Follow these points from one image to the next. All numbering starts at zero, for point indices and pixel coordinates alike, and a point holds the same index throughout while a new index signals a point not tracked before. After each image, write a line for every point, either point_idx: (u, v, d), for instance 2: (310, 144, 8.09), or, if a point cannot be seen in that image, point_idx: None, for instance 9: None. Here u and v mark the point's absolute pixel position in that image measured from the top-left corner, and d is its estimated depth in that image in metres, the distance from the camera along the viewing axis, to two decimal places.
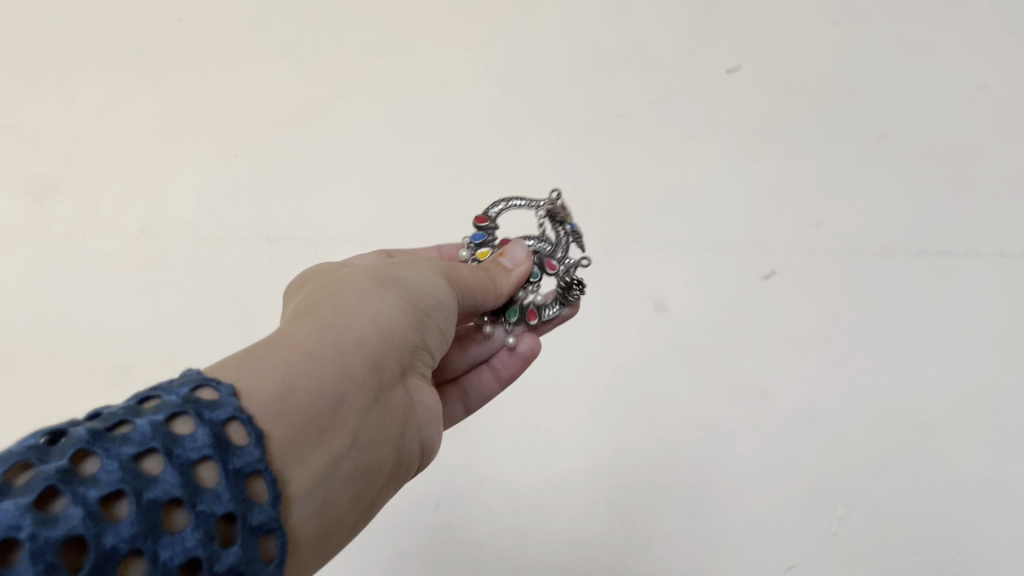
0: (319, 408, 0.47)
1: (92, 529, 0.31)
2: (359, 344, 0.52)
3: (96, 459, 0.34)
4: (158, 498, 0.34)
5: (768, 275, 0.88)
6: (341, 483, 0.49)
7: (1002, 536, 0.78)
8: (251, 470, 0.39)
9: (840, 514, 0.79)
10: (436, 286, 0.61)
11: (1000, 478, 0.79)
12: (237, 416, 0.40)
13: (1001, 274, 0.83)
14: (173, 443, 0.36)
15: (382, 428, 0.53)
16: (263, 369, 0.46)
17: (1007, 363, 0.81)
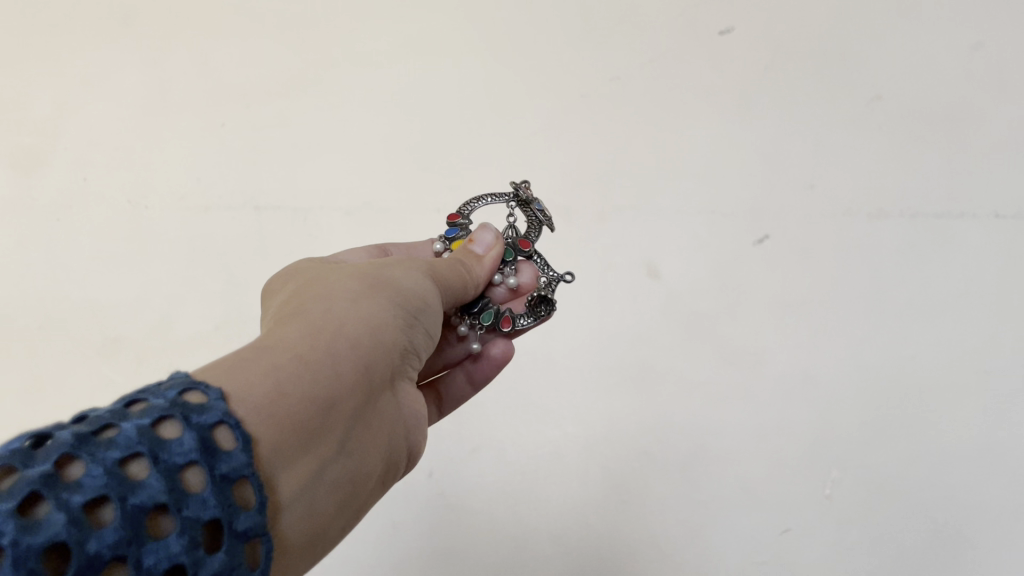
0: (309, 412, 0.46)
1: (74, 536, 0.31)
2: (351, 347, 0.51)
3: (79, 463, 0.34)
4: (142, 503, 0.34)
5: (761, 240, 0.87)
6: (328, 491, 0.48)
7: (997, 499, 0.77)
8: (238, 475, 0.39)
9: (833, 479, 0.79)
10: (422, 290, 0.61)
11: (997, 441, 0.77)
12: (225, 420, 0.40)
13: (995, 236, 0.82)
14: (158, 447, 0.36)
15: (370, 434, 0.53)
16: (253, 372, 0.45)
17: (1001, 326, 0.80)
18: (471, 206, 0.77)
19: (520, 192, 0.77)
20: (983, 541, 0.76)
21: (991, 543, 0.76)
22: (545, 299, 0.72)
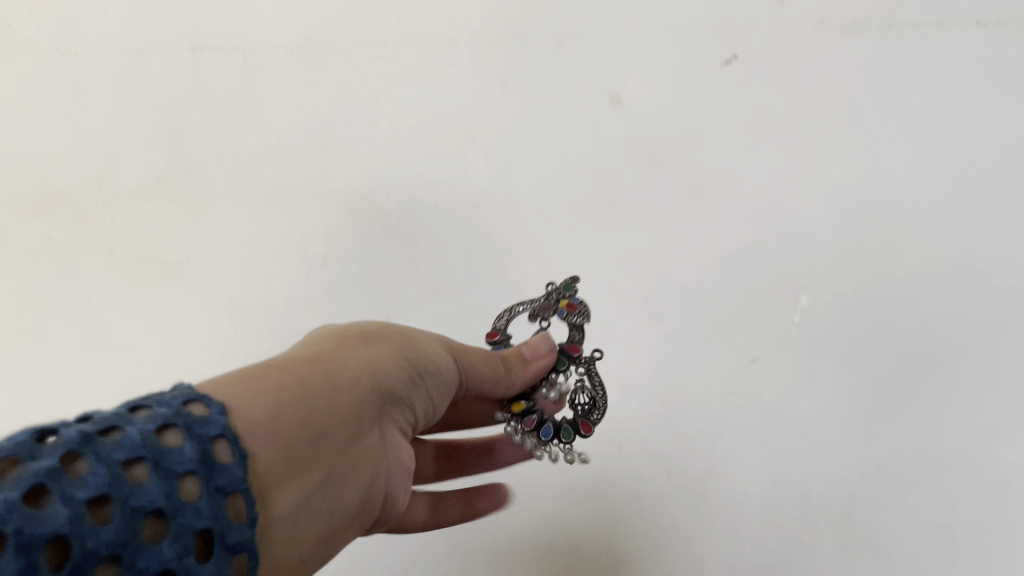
0: (304, 438, 0.47)
1: (79, 533, 0.32)
2: (352, 380, 0.53)
3: (82, 463, 0.34)
4: (143, 504, 0.35)
5: (728, 59, 0.81)
6: (306, 530, 0.47)
7: (971, 316, 0.73)
8: (230, 489, 0.39)
9: (802, 304, 0.76)
10: (439, 354, 0.60)
11: (974, 261, 0.74)
12: (224, 434, 0.41)
13: (978, 44, 0.77)
14: (159, 453, 0.37)
15: (356, 465, 0.52)
16: (255, 392, 0.46)
17: (982, 142, 0.75)
18: (505, 318, 0.70)
19: (551, 298, 0.70)
20: (960, 364, 0.73)
21: (968, 367, 0.73)
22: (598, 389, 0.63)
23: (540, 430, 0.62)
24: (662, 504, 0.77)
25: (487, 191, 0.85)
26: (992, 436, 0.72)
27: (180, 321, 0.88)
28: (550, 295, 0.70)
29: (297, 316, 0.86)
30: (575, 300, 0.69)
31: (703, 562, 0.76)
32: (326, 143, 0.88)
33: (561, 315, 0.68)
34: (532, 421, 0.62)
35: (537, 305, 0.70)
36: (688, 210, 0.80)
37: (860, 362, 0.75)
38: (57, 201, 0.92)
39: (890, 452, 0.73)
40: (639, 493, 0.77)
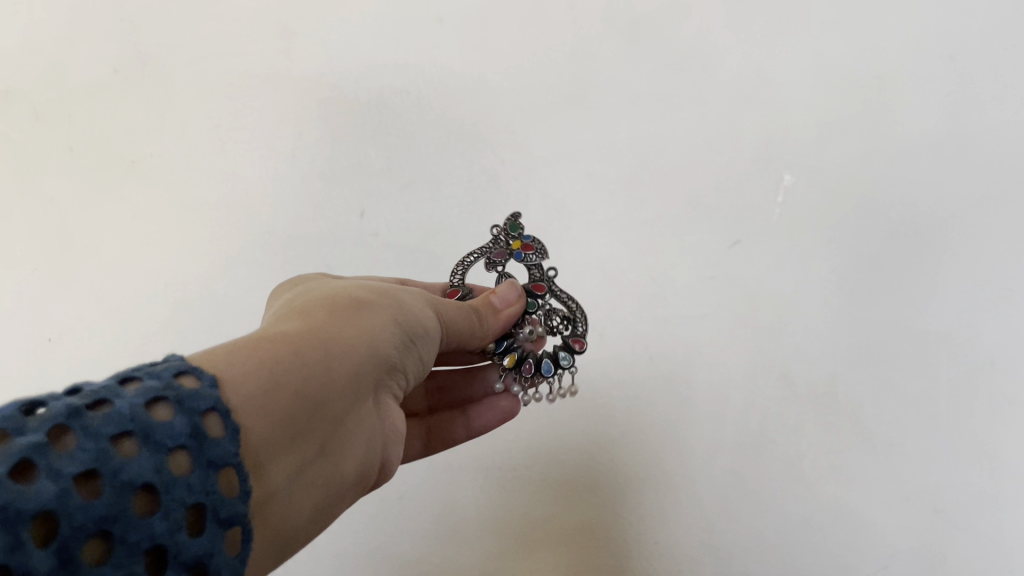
0: (301, 411, 0.43)
1: (67, 512, 0.28)
2: (347, 347, 0.49)
3: (65, 436, 0.31)
4: (135, 478, 0.31)
5: None
6: (298, 507, 0.44)
7: (958, 191, 0.71)
8: (223, 463, 0.36)
9: (786, 183, 0.74)
10: (428, 317, 0.56)
11: (959, 132, 0.71)
12: (217, 408, 0.37)
13: None
14: (150, 426, 0.33)
15: (349, 432, 0.49)
16: (245, 362, 0.42)
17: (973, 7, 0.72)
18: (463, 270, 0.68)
19: (498, 240, 0.70)
20: (942, 240, 0.71)
21: (948, 239, 0.71)
22: (578, 311, 0.67)
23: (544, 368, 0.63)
24: (641, 384, 0.77)
25: (459, 76, 0.82)
26: (975, 312, 0.70)
27: (148, 219, 0.86)
28: (498, 239, 0.70)
29: (268, 213, 0.83)
30: (526, 239, 0.69)
31: (683, 446, 0.76)
32: (288, 30, 0.84)
33: (518, 257, 0.69)
34: (533, 366, 0.63)
35: (490, 252, 0.69)
36: (670, 88, 0.77)
37: (843, 239, 0.73)
38: (10, 96, 0.87)
39: (875, 329, 0.71)
40: (619, 379, 0.78)
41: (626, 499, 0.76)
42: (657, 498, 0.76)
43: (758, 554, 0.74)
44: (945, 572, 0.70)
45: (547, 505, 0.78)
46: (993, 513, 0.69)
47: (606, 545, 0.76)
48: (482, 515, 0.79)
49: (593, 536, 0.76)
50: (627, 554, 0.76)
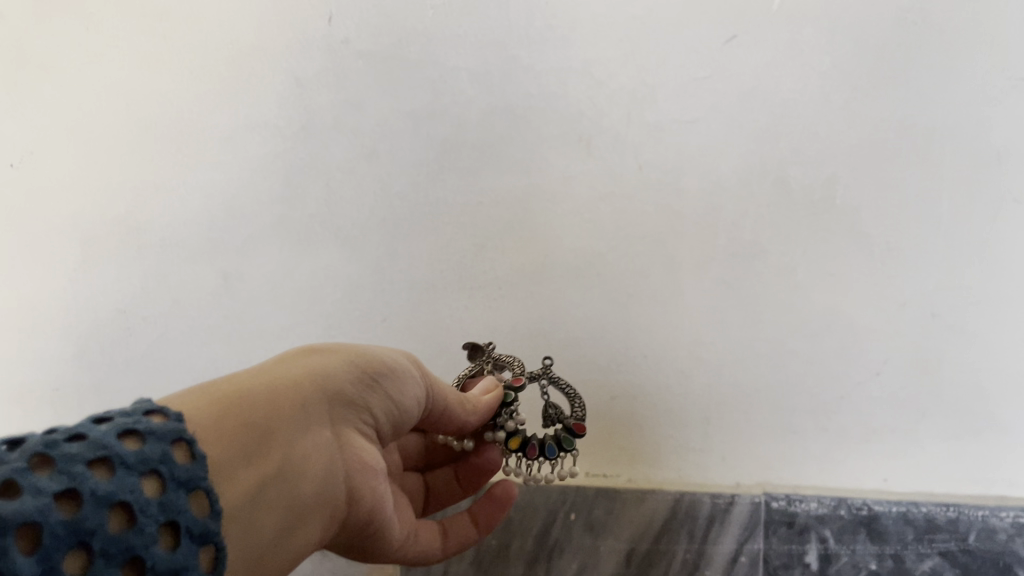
0: (252, 434, 0.46)
1: (49, 523, 0.33)
2: (301, 382, 0.52)
3: (47, 464, 0.35)
4: (111, 495, 0.36)
5: None
6: (262, 528, 0.46)
7: None
8: (193, 485, 0.40)
9: None
10: (394, 360, 0.58)
11: None
12: (183, 438, 0.41)
13: None
14: (124, 452, 0.37)
15: (313, 458, 0.50)
16: (201, 396, 0.46)
17: None
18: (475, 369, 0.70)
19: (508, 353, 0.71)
20: (953, 27, 0.67)
21: (957, 27, 0.67)
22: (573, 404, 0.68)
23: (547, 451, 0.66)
24: (630, 194, 0.73)
25: None
26: (979, 108, 0.67)
27: (102, 31, 0.80)
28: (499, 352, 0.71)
29: (230, 22, 0.78)
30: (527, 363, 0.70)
31: (672, 258, 0.73)
32: None
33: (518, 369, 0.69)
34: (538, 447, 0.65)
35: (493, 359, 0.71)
36: None
37: (844, 34, 0.68)
38: None
39: (876, 128, 0.69)
40: (609, 192, 0.74)
41: (615, 315, 0.75)
42: (648, 310, 0.74)
43: (751, 364, 0.73)
44: (941, 378, 0.70)
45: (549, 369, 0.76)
46: (989, 315, 0.69)
47: (591, 361, 0.75)
48: (466, 333, 0.78)
49: (580, 351, 0.76)
50: (615, 369, 0.75)
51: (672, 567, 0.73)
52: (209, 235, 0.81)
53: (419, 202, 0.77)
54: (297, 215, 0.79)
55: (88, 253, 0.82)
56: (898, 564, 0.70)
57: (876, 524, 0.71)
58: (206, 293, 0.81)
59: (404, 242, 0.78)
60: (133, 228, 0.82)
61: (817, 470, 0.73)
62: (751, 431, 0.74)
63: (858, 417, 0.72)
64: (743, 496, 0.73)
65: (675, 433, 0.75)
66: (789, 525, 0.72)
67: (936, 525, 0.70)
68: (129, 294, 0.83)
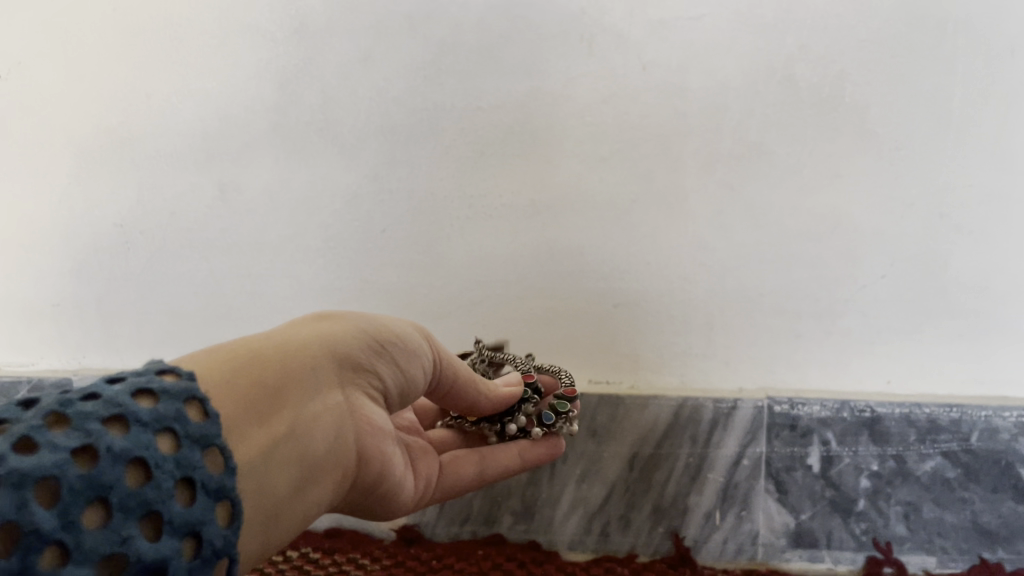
0: (264, 396, 0.45)
1: (67, 478, 0.31)
2: (310, 347, 0.49)
3: (62, 423, 0.34)
4: (128, 449, 0.34)
5: None
6: (275, 490, 0.44)
7: None
8: (208, 442, 0.38)
9: None
10: (403, 329, 0.56)
11: None
12: (196, 397, 0.39)
13: None
14: (137, 410, 0.36)
15: (324, 422, 0.48)
16: (212, 356, 0.44)
17: None
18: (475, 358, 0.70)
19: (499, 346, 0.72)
20: None
21: None
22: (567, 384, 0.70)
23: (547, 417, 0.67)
24: (633, 95, 0.71)
25: None
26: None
27: None
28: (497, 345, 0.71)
29: None
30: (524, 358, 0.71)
31: (677, 161, 0.72)
32: None
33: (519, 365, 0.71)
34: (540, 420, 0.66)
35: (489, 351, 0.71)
36: None
37: None
38: None
39: (888, 22, 0.67)
40: (612, 93, 0.72)
41: (618, 223, 0.74)
42: (649, 216, 0.73)
43: (752, 268, 0.72)
44: (946, 280, 0.70)
45: (552, 279, 0.76)
46: (996, 216, 0.69)
47: (593, 269, 0.75)
48: (466, 240, 0.77)
49: (582, 259, 0.75)
50: (616, 276, 0.74)
51: (674, 471, 0.74)
52: (203, 146, 0.79)
53: (417, 107, 0.75)
54: (293, 123, 0.77)
55: (82, 166, 0.81)
56: (900, 464, 0.71)
57: (878, 425, 0.71)
58: (204, 205, 0.80)
59: (403, 151, 0.76)
60: (126, 139, 0.80)
61: (820, 373, 0.73)
62: (755, 337, 0.74)
63: (862, 319, 0.72)
64: (745, 401, 0.73)
65: (679, 339, 0.75)
66: (791, 428, 0.72)
67: (938, 426, 0.70)
68: (126, 208, 0.81)
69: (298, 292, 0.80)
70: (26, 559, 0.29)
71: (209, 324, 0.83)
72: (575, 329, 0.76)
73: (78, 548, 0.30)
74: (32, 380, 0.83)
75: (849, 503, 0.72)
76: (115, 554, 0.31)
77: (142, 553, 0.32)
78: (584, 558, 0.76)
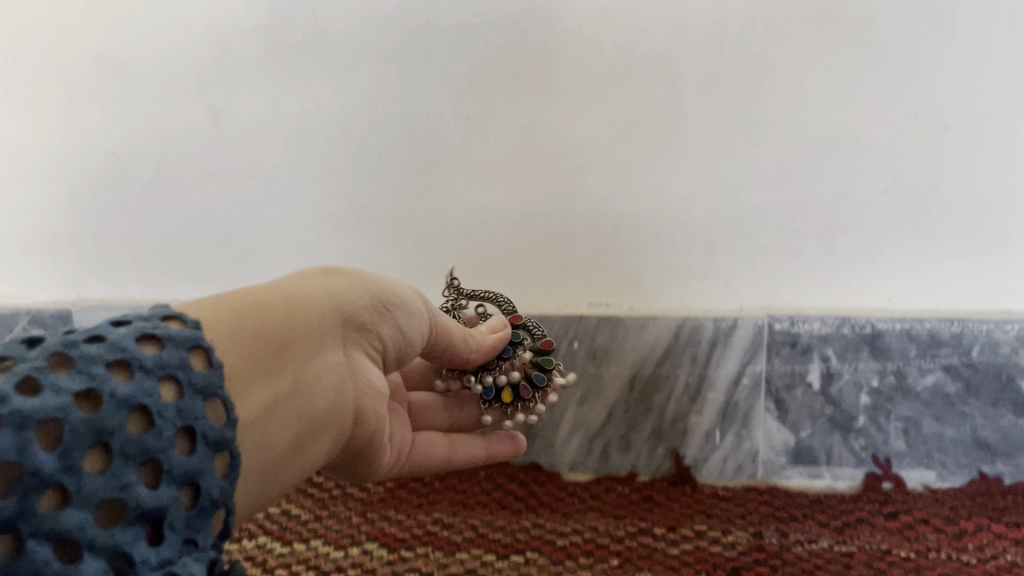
0: (268, 350, 0.41)
1: (71, 419, 0.28)
2: (318, 301, 0.45)
3: (67, 364, 0.30)
4: (131, 396, 0.30)
5: None
6: (274, 449, 0.41)
7: None
8: (210, 393, 0.34)
9: None
10: (405, 293, 0.51)
11: None
12: (201, 345, 0.36)
13: None
14: (142, 356, 0.32)
15: (329, 382, 0.45)
16: (216, 304, 0.41)
17: None
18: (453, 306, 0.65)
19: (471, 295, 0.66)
20: None
21: None
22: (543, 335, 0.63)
23: (535, 378, 0.61)
24: (632, 10, 0.69)
25: None
26: None
27: None
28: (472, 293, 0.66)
29: None
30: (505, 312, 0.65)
31: (676, 78, 0.70)
32: None
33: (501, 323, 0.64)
34: (527, 385, 0.61)
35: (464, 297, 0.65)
36: None
37: None
38: None
39: None
40: (610, 8, 0.70)
41: (616, 142, 0.72)
42: (649, 135, 0.72)
43: (750, 187, 0.71)
44: (946, 196, 0.69)
45: (552, 203, 0.75)
46: (1000, 127, 0.67)
47: (592, 191, 0.74)
48: (463, 158, 0.75)
49: (580, 181, 0.74)
50: (616, 198, 0.73)
51: (674, 391, 0.74)
52: (193, 74, 0.77)
53: (411, 27, 0.73)
54: (284, 46, 0.75)
55: (72, 95, 0.80)
56: (900, 380, 0.71)
57: (878, 341, 0.71)
58: (196, 137, 0.79)
59: (397, 75, 0.74)
60: (116, 66, 0.78)
61: (819, 292, 0.73)
62: (753, 257, 0.73)
63: (861, 238, 0.71)
64: (745, 319, 0.72)
65: (679, 261, 0.74)
66: (791, 345, 0.72)
67: (939, 340, 0.70)
68: (119, 138, 0.80)
69: (292, 219, 0.79)
70: (25, 500, 0.26)
71: (203, 253, 0.82)
72: (574, 253, 0.75)
73: (79, 492, 0.28)
74: (31, 312, 0.84)
75: (849, 420, 0.72)
76: (113, 500, 0.29)
77: (141, 500, 0.29)
78: (586, 478, 0.77)
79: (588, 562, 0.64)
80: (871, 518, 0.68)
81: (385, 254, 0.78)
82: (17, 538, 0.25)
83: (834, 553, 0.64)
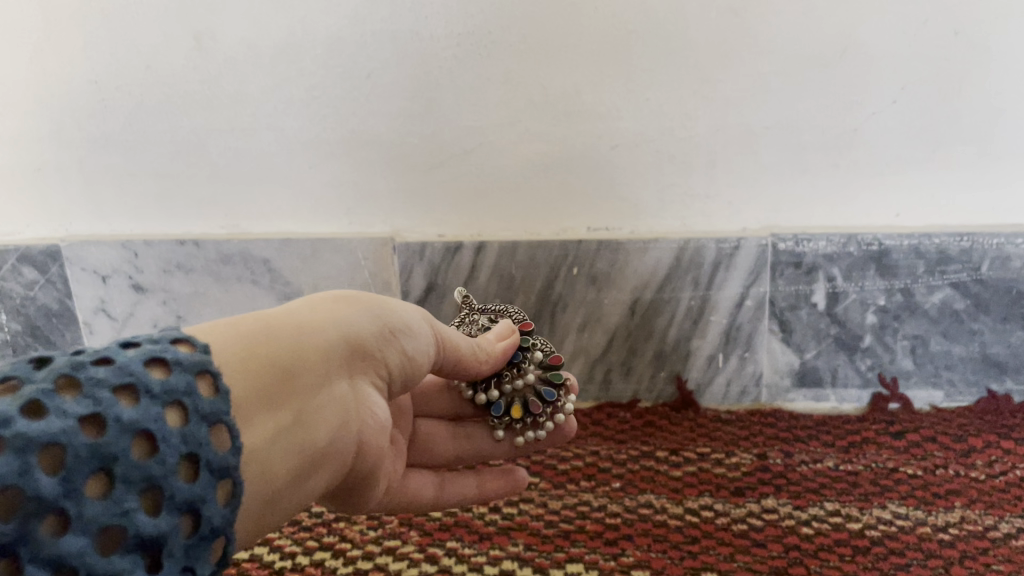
0: (277, 379, 0.37)
1: (74, 444, 0.27)
2: (330, 329, 0.41)
3: (74, 387, 0.29)
4: (137, 422, 0.29)
5: None
6: (277, 481, 0.37)
7: None
8: (215, 419, 0.32)
9: None
10: (414, 320, 0.46)
11: None
12: (208, 370, 0.33)
13: None
14: (149, 382, 0.30)
15: (335, 414, 0.40)
16: (224, 329, 0.37)
17: None
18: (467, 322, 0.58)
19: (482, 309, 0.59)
20: None
21: None
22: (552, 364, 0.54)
23: (545, 390, 0.53)
24: None
25: None
26: None
27: None
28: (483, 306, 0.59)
29: None
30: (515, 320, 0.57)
31: None
32: None
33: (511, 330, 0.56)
34: (537, 400, 0.52)
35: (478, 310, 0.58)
36: None
37: None
38: None
39: None
40: None
41: (616, 57, 0.69)
42: (649, 49, 0.68)
43: (754, 99, 0.68)
44: (955, 104, 0.66)
45: (549, 123, 0.72)
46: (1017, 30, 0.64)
47: (589, 109, 0.71)
48: (457, 82, 0.72)
49: (577, 101, 0.71)
50: (614, 116, 0.71)
51: (674, 316, 0.73)
52: None
53: None
54: None
55: (49, 19, 0.76)
56: (907, 298, 0.70)
57: (885, 259, 0.69)
58: (180, 57, 0.75)
59: None
60: None
61: (824, 205, 0.71)
62: (757, 168, 0.71)
63: (869, 150, 0.69)
64: (748, 240, 0.70)
65: (680, 180, 0.72)
66: (795, 266, 0.70)
67: (948, 256, 0.68)
68: (101, 64, 0.76)
69: (281, 143, 0.77)
70: (26, 524, 0.25)
71: (195, 181, 0.80)
72: (574, 176, 0.73)
73: (78, 517, 0.26)
74: (20, 249, 0.84)
75: (854, 340, 0.71)
76: (114, 526, 0.27)
77: (141, 527, 0.28)
78: (588, 406, 0.77)
79: (588, 485, 0.63)
80: (876, 436, 0.68)
81: (381, 176, 0.76)
82: (15, 563, 0.24)
83: (840, 473, 0.63)
